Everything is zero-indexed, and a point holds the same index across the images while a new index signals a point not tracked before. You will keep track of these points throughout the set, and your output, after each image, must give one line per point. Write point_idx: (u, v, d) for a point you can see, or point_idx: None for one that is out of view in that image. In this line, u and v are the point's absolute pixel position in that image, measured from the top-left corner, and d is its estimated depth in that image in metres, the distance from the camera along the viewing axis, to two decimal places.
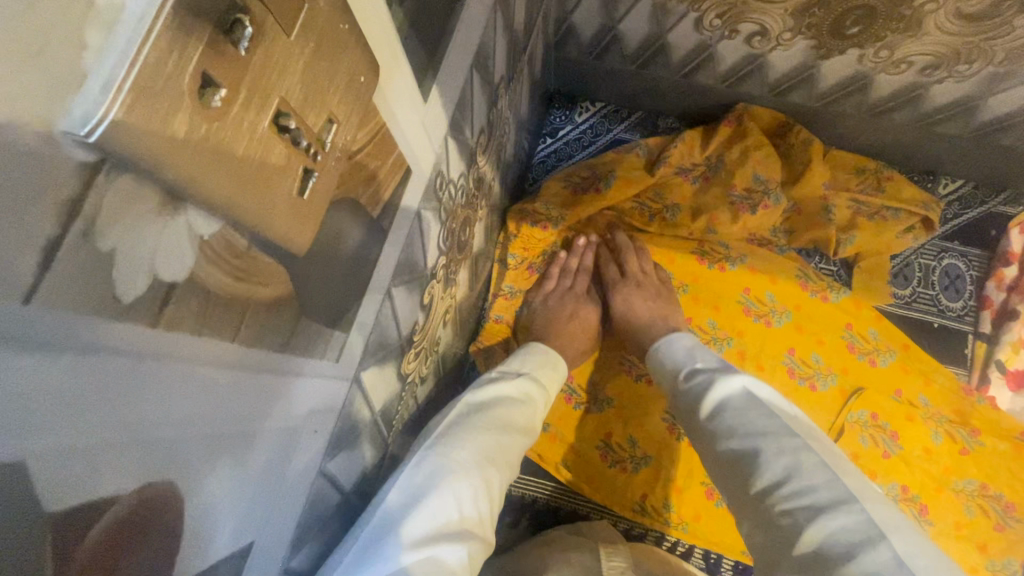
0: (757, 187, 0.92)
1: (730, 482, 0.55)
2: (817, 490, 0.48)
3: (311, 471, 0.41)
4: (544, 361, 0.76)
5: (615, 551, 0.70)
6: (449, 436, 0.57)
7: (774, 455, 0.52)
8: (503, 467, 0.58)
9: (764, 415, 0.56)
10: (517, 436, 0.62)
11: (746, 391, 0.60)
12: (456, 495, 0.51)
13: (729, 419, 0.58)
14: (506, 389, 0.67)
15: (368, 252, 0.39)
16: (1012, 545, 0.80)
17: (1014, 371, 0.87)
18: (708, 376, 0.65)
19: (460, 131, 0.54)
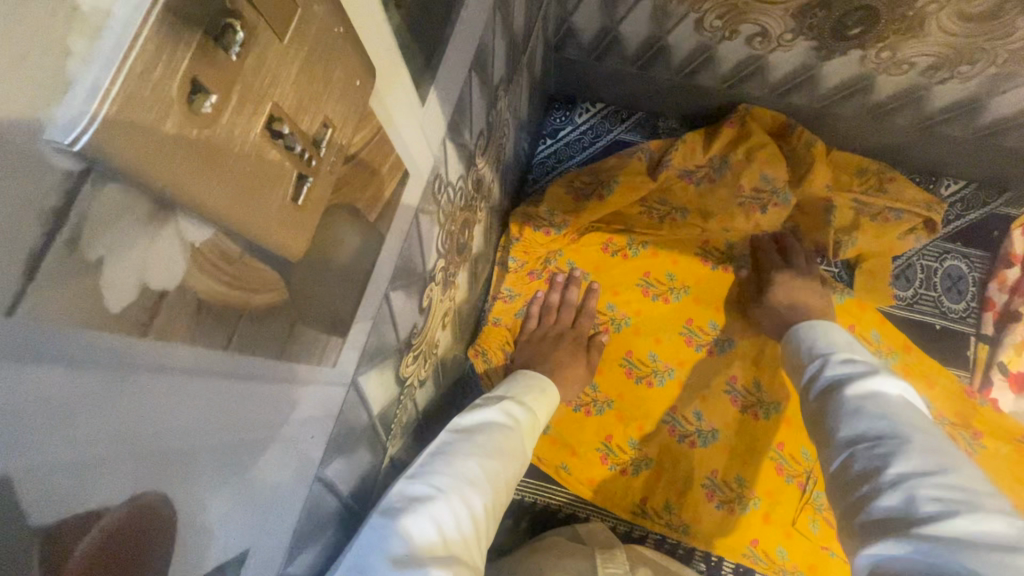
0: (764, 188, 0.91)
1: (857, 462, 0.51)
2: (972, 493, 0.43)
3: (309, 478, 0.40)
4: (535, 386, 0.75)
5: (612, 559, 0.70)
6: (431, 460, 0.55)
7: (931, 452, 0.47)
8: (490, 487, 0.56)
9: (915, 415, 0.52)
10: (507, 456, 0.60)
11: (902, 393, 0.56)
12: (435, 517, 0.49)
13: (879, 402, 0.54)
14: (493, 412, 0.65)
15: (366, 257, 0.39)
16: None
17: (1016, 374, 0.86)
18: (863, 366, 0.61)
19: (459, 133, 0.53)
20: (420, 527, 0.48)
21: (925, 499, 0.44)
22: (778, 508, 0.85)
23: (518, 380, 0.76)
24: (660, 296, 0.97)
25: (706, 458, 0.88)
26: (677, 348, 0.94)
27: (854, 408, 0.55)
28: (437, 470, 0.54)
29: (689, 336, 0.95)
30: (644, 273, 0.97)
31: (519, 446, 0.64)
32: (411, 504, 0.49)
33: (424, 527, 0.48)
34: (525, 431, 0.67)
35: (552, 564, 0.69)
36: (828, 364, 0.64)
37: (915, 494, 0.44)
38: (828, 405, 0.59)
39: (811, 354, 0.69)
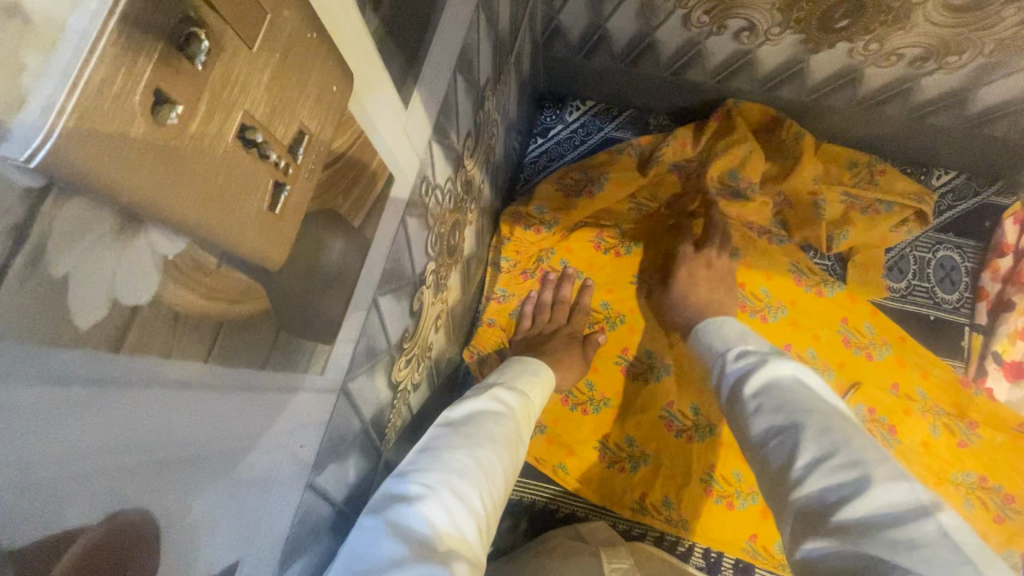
0: (734, 183, 0.93)
1: (771, 457, 0.52)
2: (866, 465, 0.45)
3: (299, 484, 0.40)
4: (519, 376, 0.74)
5: (616, 554, 0.71)
6: (421, 458, 0.55)
7: (823, 430, 0.49)
8: (483, 476, 0.55)
9: (809, 396, 0.54)
10: (500, 445, 0.60)
11: (796, 375, 0.57)
12: (427, 514, 0.49)
13: (775, 394, 0.56)
14: (484, 407, 0.65)
15: (352, 262, 0.39)
16: (1013, 537, 0.80)
17: (1011, 362, 0.86)
18: (758, 357, 0.63)
19: (446, 135, 0.53)
20: (415, 524, 0.47)
21: (828, 482, 0.45)
22: None
23: (504, 373, 0.75)
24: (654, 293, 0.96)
25: (703, 454, 0.88)
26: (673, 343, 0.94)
27: (757, 406, 0.57)
28: (426, 467, 0.53)
29: None
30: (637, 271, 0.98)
31: (513, 437, 0.63)
32: (402, 504, 0.49)
33: (419, 524, 0.48)
34: (517, 421, 0.67)
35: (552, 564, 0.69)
36: (729, 364, 0.66)
37: (817, 482, 0.46)
38: (737, 404, 0.60)
39: (716, 355, 0.71)
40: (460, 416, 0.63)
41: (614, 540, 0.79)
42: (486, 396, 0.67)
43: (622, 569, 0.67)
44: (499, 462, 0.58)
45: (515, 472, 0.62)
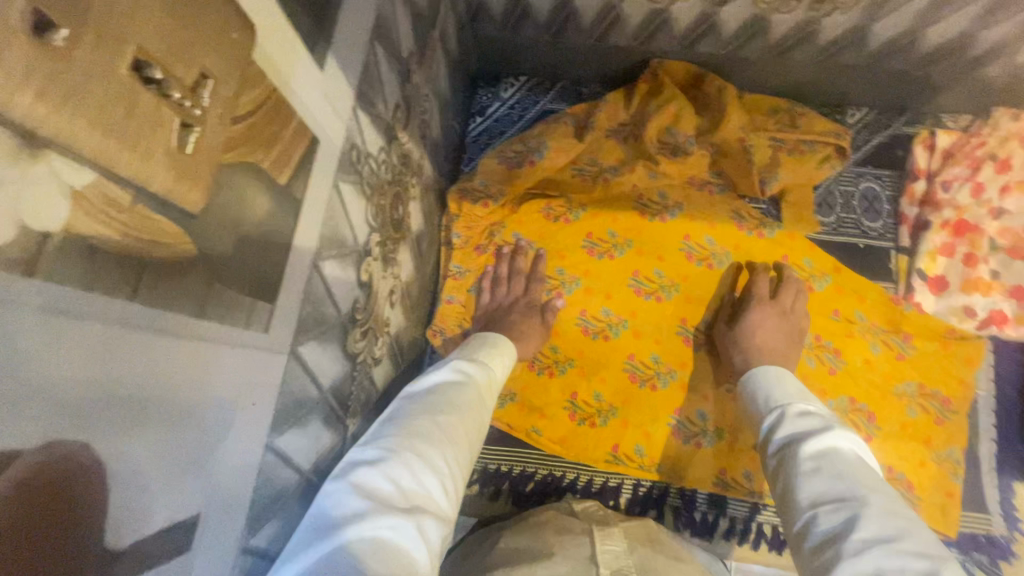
0: (671, 140, 0.96)
1: (821, 523, 0.53)
2: (932, 561, 0.46)
3: (257, 447, 0.41)
4: (483, 349, 0.76)
5: (609, 536, 0.71)
6: (385, 426, 0.56)
7: (887, 515, 0.50)
8: (447, 439, 0.57)
9: (871, 477, 0.55)
10: (463, 412, 0.62)
11: (856, 453, 0.59)
12: (390, 474, 0.50)
13: (838, 463, 0.57)
14: (447, 377, 0.66)
15: (285, 220, 0.40)
16: (953, 435, 0.87)
17: (935, 277, 0.93)
18: (820, 420, 0.63)
19: (371, 104, 0.54)
20: (377, 482, 0.49)
21: (889, 562, 0.46)
22: (740, 436, 0.89)
23: (466, 348, 0.76)
24: (604, 254, 0.99)
25: (668, 399, 0.92)
26: (628, 300, 0.97)
27: (815, 468, 0.57)
28: (389, 433, 0.55)
29: (636, 287, 0.97)
30: (587, 234, 0.99)
31: (476, 403, 0.65)
32: (364, 467, 0.50)
33: (382, 483, 0.49)
34: (480, 390, 0.68)
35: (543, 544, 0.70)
36: (785, 417, 0.66)
37: (878, 559, 0.47)
38: (789, 461, 0.60)
39: (766, 403, 0.71)
40: (423, 387, 0.64)
41: (608, 518, 0.79)
42: (448, 368, 0.68)
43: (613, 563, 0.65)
44: (461, 427, 0.60)
45: (480, 438, 0.64)
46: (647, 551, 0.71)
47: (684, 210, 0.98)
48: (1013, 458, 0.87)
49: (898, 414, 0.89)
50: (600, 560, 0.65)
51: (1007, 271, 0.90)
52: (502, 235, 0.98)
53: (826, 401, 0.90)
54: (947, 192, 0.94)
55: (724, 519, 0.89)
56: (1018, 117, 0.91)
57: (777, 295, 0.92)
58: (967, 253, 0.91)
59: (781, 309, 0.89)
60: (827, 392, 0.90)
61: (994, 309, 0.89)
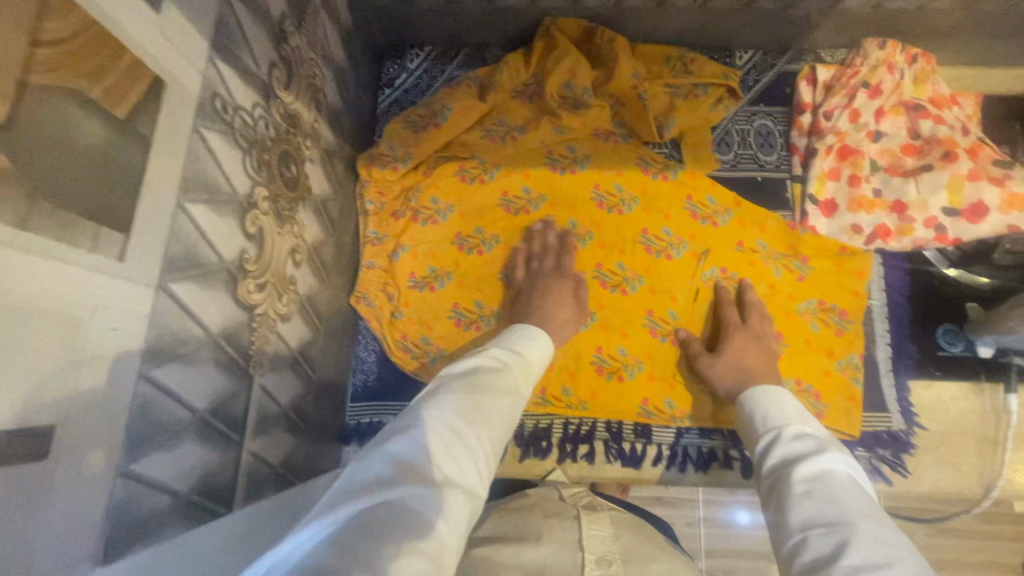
0: (570, 94, 1.00)
1: (809, 546, 0.50)
2: None
3: (128, 375, 0.43)
4: (519, 337, 0.73)
5: (596, 520, 0.62)
6: (423, 404, 0.55)
7: (879, 540, 0.48)
8: (481, 423, 0.55)
9: (864, 500, 0.53)
10: (500, 397, 0.60)
11: (851, 475, 0.57)
12: (421, 449, 0.49)
13: (829, 485, 0.55)
14: (484, 360, 0.64)
15: (130, 153, 0.42)
16: (852, 343, 0.94)
17: (826, 201, 0.99)
18: (814, 441, 0.62)
19: (234, 56, 0.56)
20: (406, 457, 0.48)
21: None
22: (659, 366, 0.94)
23: (504, 336, 0.74)
24: (520, 211, 1.02)
25: (589, 339, 0.96)
26: (545, 251, 1.00)
27: (806, 489, 0.55)
28: (426, 411, 0.54)
29: (553, 238, 1.01)
30: (502, 192, 1.02)
31: (513, 388, 0.63)
32: (397, 441, 0.49)
33: (413, 455, 0.48)
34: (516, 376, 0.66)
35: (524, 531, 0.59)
36: (781, 437, 0.65)
37: None
38: (780, 484, 0.58)
39: (762, 424, 0.70)
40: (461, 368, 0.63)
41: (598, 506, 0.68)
42: (486, 351, 0.67)
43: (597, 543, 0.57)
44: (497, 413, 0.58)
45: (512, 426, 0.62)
46: (636, 539, 0.61)
47: (593, 161, 1.03)
48: (906, 358, 0.95)
49: (802, 330, 0.95)
50: (585, 544, 0.57)
51: (887, 188, 0.97)
52: (418, 198, 1.00)
53: None
54: (829, 121, 1.00)
55: (651, 447, 0.94)
56: (885, 44, 0.98)
57: (745, 317, 0.93)
58: (851, 174, 0.98)
59: (753, 333, 0.90)
60: None
61: (878, 224, 0.96)
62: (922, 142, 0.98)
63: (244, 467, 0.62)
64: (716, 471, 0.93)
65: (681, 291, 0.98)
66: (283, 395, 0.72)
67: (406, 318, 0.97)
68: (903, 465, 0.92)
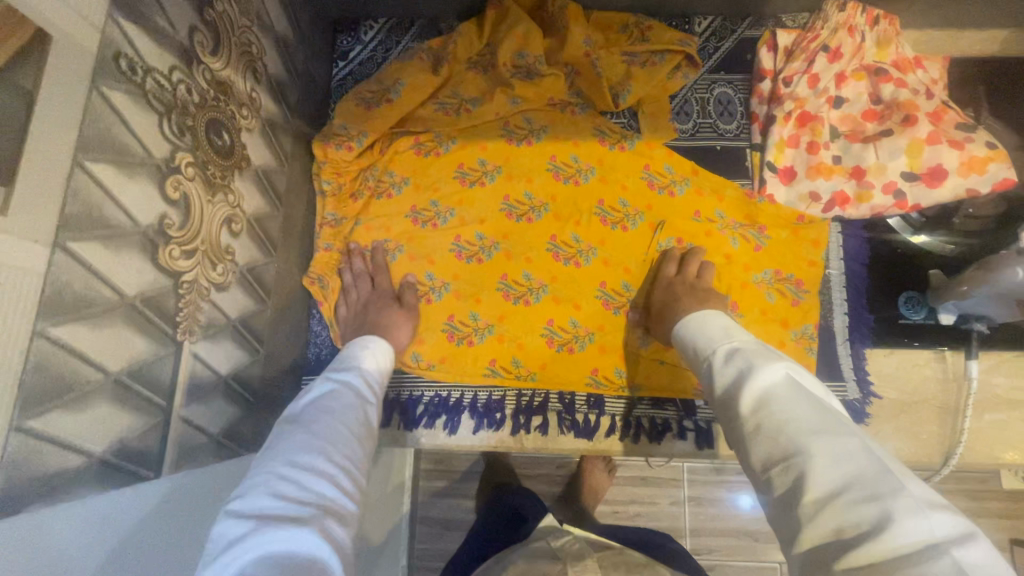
0: (523, 63, 0.99)
1: (775, 485, 0.50)
2: (881, 496, 0.44)
3: (20, 327, 0.43)
4: (354, 356, 0.77)
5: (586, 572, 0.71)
6: (263, 459, 0.56)
7: (832, 460, 0.48)
8: (334, 447, 0.58)
9: (808, 404, 0.53)
10: (349, 418, 0.63)
11: (789, 380, 0.57)
12: (274, 496, 0.50)
13: (772, 409, 0.55)
14: (317, 392, 0.67)
15: (7, 102, 0.41)
16: (808, 313, 0.93)
17: (784, 168, 0.97)
18: (747, 361, 0.62)
19: (143, 16, 0.55)
20: (265, 503, 0.49)
21: (844, 519, 0.44)
22: (611, 337, 0.94)
23: (341, 358, 0.77)
24: (476, 182, 1.01)
25: (542, 310, 0.96)
26: (500, 223, 0.99)
27: (756, 422, 0.55)
28: (266, 464, 0.54)
29: (508, 210, 1.00)
30: (457, 165, 1.02)
31: (359, 410, 0.66)
32: (248, 501, 0.50)
33: (267, 504, 0.49)
34: (359, 390, 0.70)
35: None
36: (718, 371, 0.65)
37: (836, 515, 0.45)
38: (734, 421, 0.58)
39: (702, 357, 0.70)
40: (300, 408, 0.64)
41: (584, 550, 0.79)
42: (320, 386, 0.68)
43: None
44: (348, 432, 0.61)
45: (372, 431, 0.66)
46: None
47: (549, 132, 1.02)
48: (863, 327, 0.93)
49: (757, 300, 0.94)
50: None
51: (847, 154, 0.95)
52: (376, 177, 1.01)
53: None
54: (788, 87, 0.98)
55: (605, 418, 0.93)
56: (845, 6, 0.95)
57: (682, 267, 0.93)
58: (810, 141, 0.96)
59: (689, 279, 0.90)
60: None
61: (836, 191, 0.94)
62: (883, 107, 0.97)
63: (175, 433, 0.62)
64: (670, 442, 0.92)
65: (634, 261, 0.97)
66: (223, 366, 0.72)
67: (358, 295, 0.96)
68: None
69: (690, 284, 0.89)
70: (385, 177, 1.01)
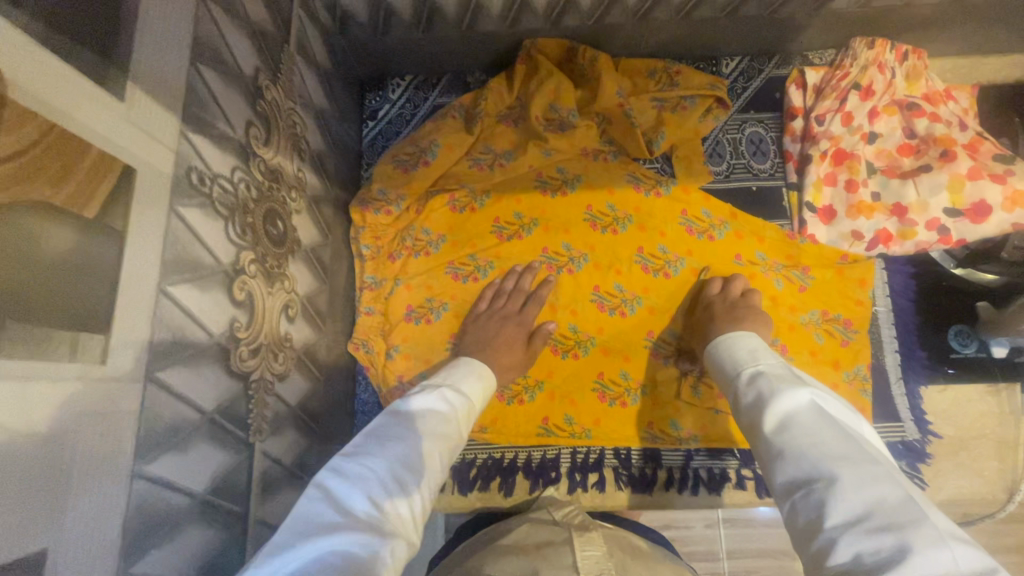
0: (556, 115, 0.99)
1: (796, 511, 0.50)
2: (902, 529, 0.43)
3: (119, 475, 0.42)
4: (461, 372, 0.75)
5: (590, 542, 0.63)
6: (366, 444, 0.57)
7: (855, 487, 0.47)
8: (424, 466, 0.57)
9: (834, 432, 0.53)
10: (446, 442, 0.62)
11: (815, 406, 0.56)
12: (368, 493, 0.50)
13: (795, 433, 0.54)
14: (426, 403, 0.65)
15: (103, 250, 0.40)
16: (858, 353, 0.92)
17: (823, 207, 0.97)
18: (771, 383, 0.62)
19: (207, 126, 0.54)
20: (356, 501, 0.49)
21: (863, 546, 0.43)
22: (662, 388, 0.94)
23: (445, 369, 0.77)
24: (512, 236, 1.00)
25: (592, 363, 0.95)
26: (541, 276, 0.98)
27: (780, 446, 0.55)
28: (369, 455, 0.55)
29: (548, 263, 0.99)
30: (494, 220, 1.01)
31: (455, 435, 0.64)
32: (343, 487, 0.51)
33: (358, 503, 0.49)
34: (461, 409, 0.69)
35: (534, 545, 0.65)
36: (743, 392, 0.65)
37: (853, 545, 0.44)
38: (759, 442, 0.58)
39: (728, 379, 0.70)
40: (407, 411, 0.64)
41: (588, 524, 0.71)
42: (431, 393, 0.67)
43: (594, 557, 0.59)
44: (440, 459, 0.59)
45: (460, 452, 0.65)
46: (629, 560, 0.63)
47: (583, 181, 1.01)
48: (916, 364, 0.93)
49: (806, 342, 0.93)
50: (580, 565, 0.57)
51: (886, 191, 0.95)
52: (415, 233, 0.99)
53: None
54: (821, 125, 0.98)
55: (661, 471, 0.93)
56: (873, 44, 0.95)
57: (725, 286, 0.93)
58: (848, 179, 0.96)
59: (727, 296, 0.90)
60: None
61: (879, 229, 0.94)
62: (919, 141, 0.97)
63: (253, 538, 0.61)
64: (730, 492, 0.91)
65: (679, 310, 0.97)
66: (287, 455, 0.71)
67: (400, 358, 0.95)
68: (920, 476, 0.89)
69: (728, 301, 0.89)
70: (421, 238, 0.99)
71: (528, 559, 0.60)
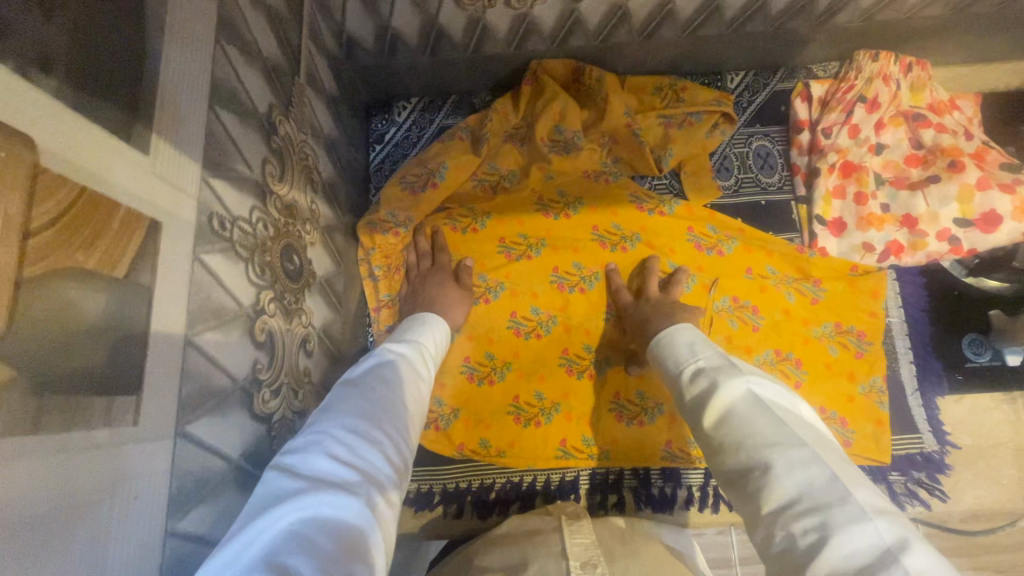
0: (561, 137, 0.99)
1: (741, 498, 0.48)
2: (828, 509, 0.41)
3: (154, 535, 0.41)
4: (414, 331, 0.74)
5: (579, 530, 0.64)
6: (323, 411, 0.54)
7: (785, 470, 0.45)
8: (386, 417, 0.55)
9: (766, 418, 0.50)
10: (404, 392, 0.61)
11: (750, 393, 0.53)
12: (331, 452, 0.48)
13: (732, 424, 0.52)
14: (378, 360, 0.64)
15: (133, 308, 0.40)
16: (874, 365, 0.92)
17: (833, 220, 0.98)
18: (709, 375, 0.58)
19: (226, 168, 0.54)
20: (319, 463, 0.46)
21: (796, 529, 0.42)
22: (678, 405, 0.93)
23: (398, 333, 0.74)
24: (522, 256, 0.99)
25: (607, 383, 0.95)
26: (553, 296, 0.98)
27: (720, 439, 0.52)
28: (327, 418, 0.52)
29: (559, 282, 0.98)
30: (500, 240, 1.00)
31: (412, 384, 0.63)
32: (301, 453, 0.48)
33: (321, 464, 0.46)
34: (414, 365, 0.67)
35: (526, 533, 0.68)
36: (684, 386, 0.62)
37: (788, 530, 0.42)
38: (702, 436, 0.56)
39: (668, 375, 0.66)
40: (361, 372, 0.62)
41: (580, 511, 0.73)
42: (382, 353, 0.66)
43: (582, 544, 0.60)
44: (400, 407, 0.58)
45: (420, 409, 0.63)
46: (618, 546, 0.64)
47: (585, 204, 1.01)
48: (932, 374, 0.93)
49: (822, 355, 0.93)
50: (569, 553, 0.58)
51: (895, 202, 0.96)
52: (424, 241, 0.97)
53: (752, 356, 0.93)
54: (829, 138, 0.98)
55: (682, 490, 0.92)
56: (877, 56, 0.96)
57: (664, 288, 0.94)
58: (857, 192, 0.96)
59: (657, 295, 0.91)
60: (752, 348, 0.93)
61: (890, 241, 0.95)
62: (926, 152, 0.97)
63: None
64: None
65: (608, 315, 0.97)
66: None
67: None
68: (940, 488, 0.90)
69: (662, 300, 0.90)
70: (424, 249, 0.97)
71: (518, 547, 0.62)
